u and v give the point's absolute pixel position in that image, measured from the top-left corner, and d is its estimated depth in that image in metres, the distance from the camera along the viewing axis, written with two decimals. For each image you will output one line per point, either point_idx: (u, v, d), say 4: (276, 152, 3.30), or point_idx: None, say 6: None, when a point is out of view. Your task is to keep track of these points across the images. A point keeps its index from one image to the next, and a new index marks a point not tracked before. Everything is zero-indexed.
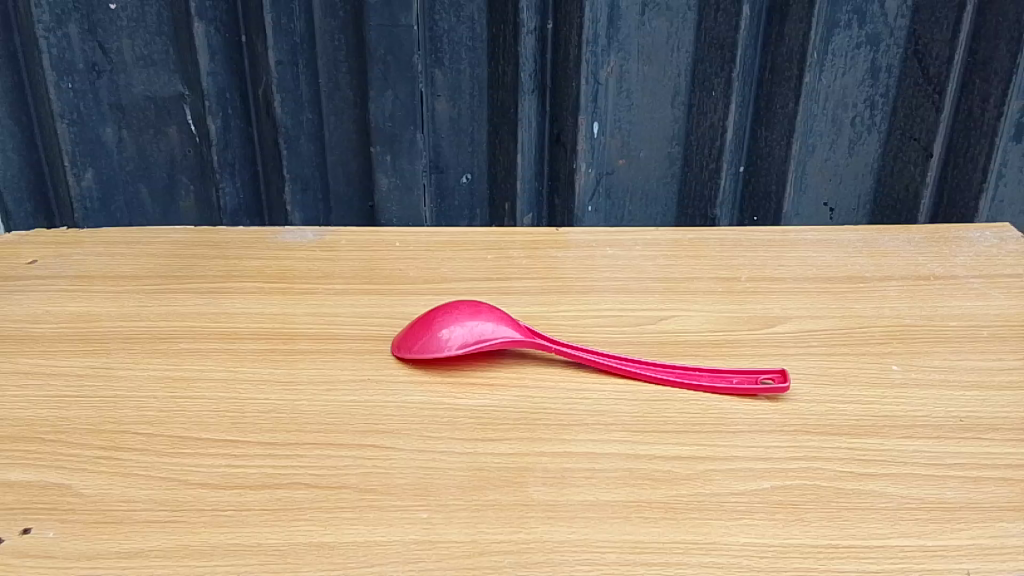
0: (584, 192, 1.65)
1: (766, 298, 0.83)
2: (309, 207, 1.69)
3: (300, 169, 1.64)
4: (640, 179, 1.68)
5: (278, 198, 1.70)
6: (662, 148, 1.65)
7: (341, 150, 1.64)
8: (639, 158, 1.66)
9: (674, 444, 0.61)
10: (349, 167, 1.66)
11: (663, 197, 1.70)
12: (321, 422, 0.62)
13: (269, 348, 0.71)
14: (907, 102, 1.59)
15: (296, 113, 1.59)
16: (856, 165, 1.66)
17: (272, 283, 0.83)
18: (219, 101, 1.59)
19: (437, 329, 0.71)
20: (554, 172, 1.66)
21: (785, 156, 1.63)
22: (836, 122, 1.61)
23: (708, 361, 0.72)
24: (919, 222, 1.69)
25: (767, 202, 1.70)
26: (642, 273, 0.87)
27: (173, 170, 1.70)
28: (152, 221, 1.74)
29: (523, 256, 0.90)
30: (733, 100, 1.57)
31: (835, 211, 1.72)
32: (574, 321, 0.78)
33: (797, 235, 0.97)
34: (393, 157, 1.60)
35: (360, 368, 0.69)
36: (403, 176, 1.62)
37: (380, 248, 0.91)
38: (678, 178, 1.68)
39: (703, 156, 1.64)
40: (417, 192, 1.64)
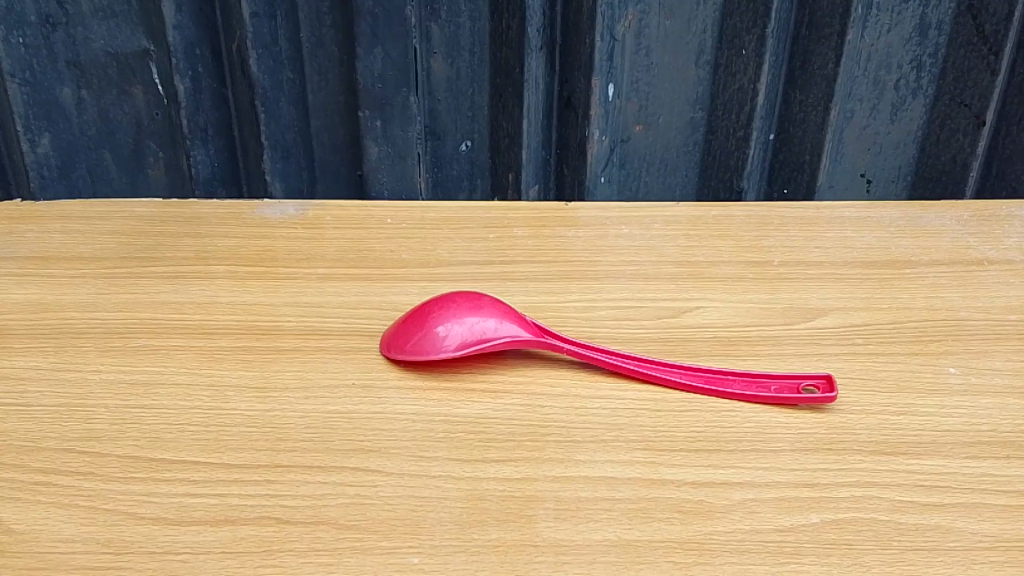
0: (596, 162, 1.54)
1: (802, 285, 0.73)
2: (291, 176, 1.58)
3: (281, 135, 1.52)
4: (658, 147, 1.58)
5: (256, 166, 1.59)
6: (684, 112, 1.54)
7: (328, 113, 1.53)
8: (657, 125, 1.55)
9: (705, 467, 0.53)
10: (337, 134, 1.55)
11: (682, 168, 1.61)
12: (297, 440, 0.53)
13: (241, 345, 0.63)
14: (958, 64, 1.46)
15: (275, 72, 1.46)
16: (898, 132, 1.54)
17: (247, 266, 0.74)
18: (187, 58, 1.47)
19: (432, 325, 0.62)
20: (563, 141, 1.55)
21: (820, 122, 1.51)
22: (877, 85, 1.48)
23: (741, 363, 0.63)
24: (965, 195, 1.58)
25: (799, 174, 1.59)
26: (662, 256, 0.78)
27: (139, 135, 1.60)
28: (118, 190, 1.66)
29: (528, 235, 0.81)
30: (765, 61, 1.44)
31: (872, 182, 1.61)
32: (588, 314, 0.68)
33: (834, 211, 0.87)
34: (384, 122, 1.49)
35: (343, 371, 0.60)
36: (395, 144, 1.51)
37: (370, 224, 0.82)
38: (701, 146, 1.58)
39: (730, 123, 1.53)
40: (411, 161, 1.54)
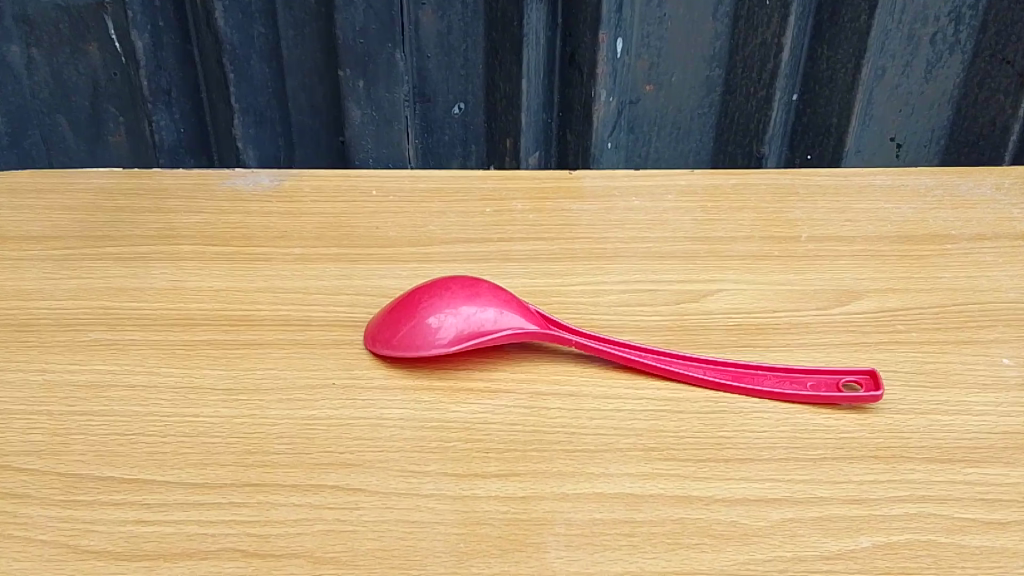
0: (603, 125, 1.39)
1: (833, 264, 0.66)
2: (265, 143, 1.45)
3: (252, 99, 1.40)
4: (670, 109, 1.44)
5: (225, 134, 1.47)
6: (700, 70, 1.40)
7: (304, 73, 1.40)
8: (669, 84, 1.41)
9: (736, 480, 0.46)
10: (316, 95, 1.43)
11: (696, 130, 1.46)
12: (268, 454, 0.46)
13: (205, 338, 0.55)
14: (1001, 15, 1.30)
15: (245, 27, 1.33)
16: (932, 93, 1.39)
17: (215, 244, 0.66)
18: (145, 11, 1.34)
19: (422, 315, 0.54)
20: (566, 103, 1.40)
21: (851, 81, 1.34)
22: (911, 40, 1.32)
23: (771, 355, 0.56)
24: (1005, 161, 1.41)
25: (826, 138, 1.41)
26: (678, 231, 0.70)
27: (96, 97, 1.49)
28: (76, 159, 1.56)
29: (528, 209, 0.73)
30: (791, 12, 1.29)
31: (902, 147, 1.46)
32: (597, 299, 0.61)
33: (863, 181, 0.79)
34: (367, 82, 1.37)
35: (322, 368, 0.53)
36: (380, 106, 1.40)
37: (353, 196, 0.73)
38: (717, 108, 1.44)
39: (750, 81, 1.38)
40: (398, 126, 1.42)
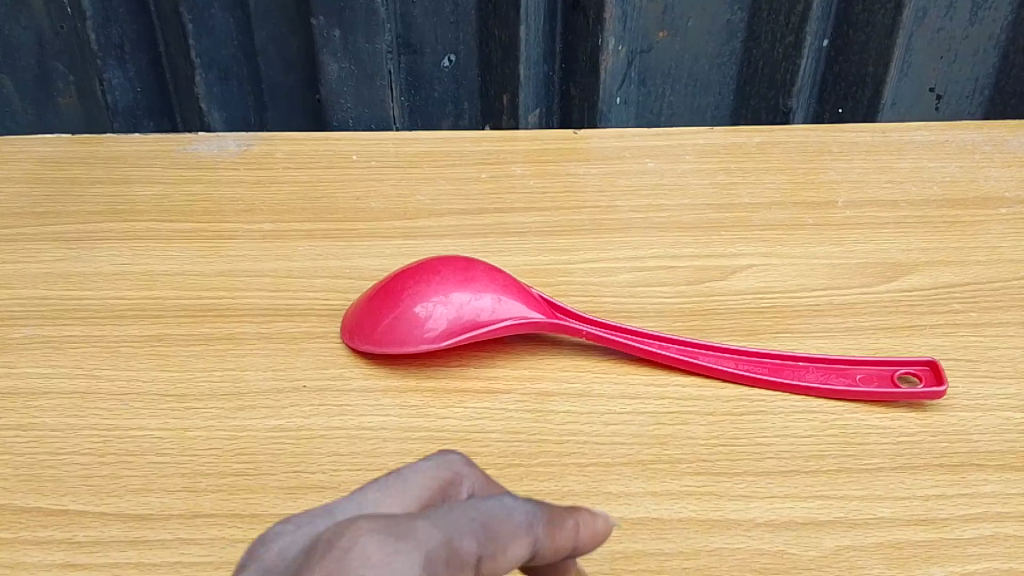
0: (614, 79, 1.04)
1: (875, 233, 0.58)
2: (232, 103, 1.09)
3: (216, 53, 1.04)
4: (687, 58, 1.06)
5: (188, 92, 1.08)
6: (718, 14, 1.03)
7: (275, 20, 1.04)
8: (686, 31, 1.04)
9: (780, 499, 0.39)
10: (289, 48, 1.07)
11: (714, 85, 1.09)
12: (225, 477, 0.39)
13: (155, 332, 0.47)
14: None
15: None
16: (977, 37, 1.01)
17: (172, 220, 0.57)
18: None
19: (410, 305, 0.47)
20: (570, 54, 1.05)
21: (891, 21, 0.97)
22: None
23: (812, 341, 0.48)
24: None
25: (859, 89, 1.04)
26: (698, 198, 0.62)
27: (43, 55, 1.15)
28: (23, 127, 1.22)
29: (529, 175, 0.65)
30: None
31: (942, 99, 1.06)
32: (609, 279, 0.53)
33: (905, 136, 0.70)
34: (343, 31, 1.01)
35: (291, 366, 0.45)
36: (360, 59, 1.03)
37: (330, 162, 0.65)
38: (739, 55, 1.07)
39: (777, 23, 1.02)
40: (380, 82, 1.06)
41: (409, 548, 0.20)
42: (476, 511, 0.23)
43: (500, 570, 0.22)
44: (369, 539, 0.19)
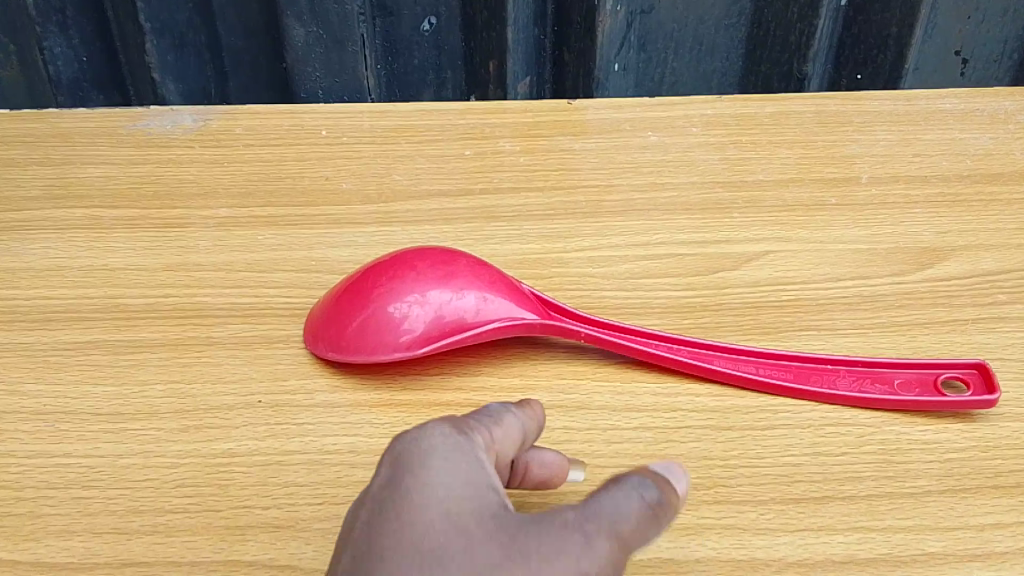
0: (609, 40, 0.89)
1: (906, 212, 0.52)
2: (185, 75, 0.92)
3: (165, 16, 0.87)
4: (692, 19, 0.92)
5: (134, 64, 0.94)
6: None
7: None
8: None
9: (813, 533, 0.34)
10: (251, 9, 0.90)
11: (720, 48, 0.95)
12: (164, 514, 0.33)
13: (88, 339, 0.41)
14: None
15: None
16: None
17: (115, 205, 0.51)
18: None
19: (382, 305, 0.40)
20: (563, 13, 0.90)
21: None
22: None
23: (841, 340, 0.43)
24: None
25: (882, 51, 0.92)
26: (706, 175, 0.56)
27: None
28: None
29: (518, 150, 0.58)
30: None
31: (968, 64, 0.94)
32: (609, 269, 0.47)
33: (931, 104, 0.64)
34: None
35: (245, 377, 0.39)
36: (329, 22, 0.87)
37: (296, 139, 0.58)
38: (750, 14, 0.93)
39: None
40: (353, 48, 0.89)
41: (436, 424, 0.27)
42: (473, 416, 0.30)
43: (507, 443, 0.30)
44: (409, 433, 0.27)
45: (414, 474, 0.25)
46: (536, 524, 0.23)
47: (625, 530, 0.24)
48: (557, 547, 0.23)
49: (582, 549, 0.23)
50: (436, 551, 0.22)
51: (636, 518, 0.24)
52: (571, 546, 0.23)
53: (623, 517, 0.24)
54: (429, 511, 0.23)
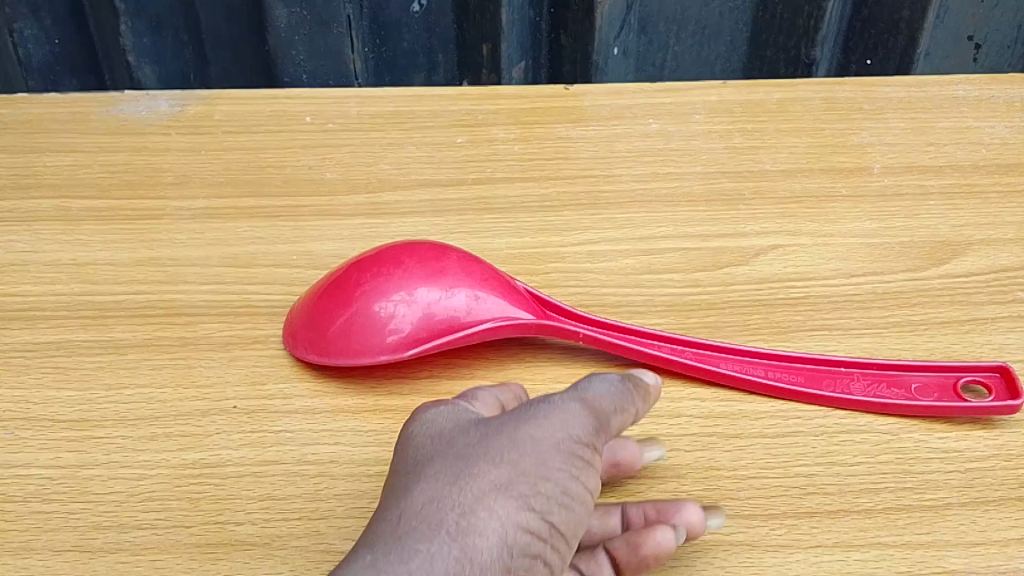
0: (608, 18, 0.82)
1: (921, 205, 0.50)
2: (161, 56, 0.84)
3: None
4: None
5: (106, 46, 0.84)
6: None
7: None
8: None
9: (828, 550, 0.31)
10: None
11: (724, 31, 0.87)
12: (128, 530, 0.31)
13: (54, 339, 0.39)
14: None
15: None
16: None
17: (87, 195, 0.48)
18: None
19: (366, 306, 0.37)
20: None
21: None
22: None
23: (855, 340, 0.40)
24: None
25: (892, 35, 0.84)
26: (711, 165, 0.53)
27: None
28: None
29: (513, 138, 0.56)
30: None
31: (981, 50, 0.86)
32: (609, 264, 0.45)
33: (944, 91, 0.61)
34: None
35: (220, 380, 0.37)
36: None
37: (280, 127, 0.55)
38: None
39: None
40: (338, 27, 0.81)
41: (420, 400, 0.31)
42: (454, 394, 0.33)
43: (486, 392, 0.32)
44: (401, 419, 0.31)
45: (407, 436, 0.28)
46: (514, 413, 0.27)
47: (590, 397, 0.28)
48: (531, 416, 0.27)
49: (553, 413, 0.27)
50: (432, 455, 0.26)
51: (599, 390, 0.28)
52: (542, 413, 0.27)
53: (586, 391, 0.28)
54: (420, 451, 0.27)
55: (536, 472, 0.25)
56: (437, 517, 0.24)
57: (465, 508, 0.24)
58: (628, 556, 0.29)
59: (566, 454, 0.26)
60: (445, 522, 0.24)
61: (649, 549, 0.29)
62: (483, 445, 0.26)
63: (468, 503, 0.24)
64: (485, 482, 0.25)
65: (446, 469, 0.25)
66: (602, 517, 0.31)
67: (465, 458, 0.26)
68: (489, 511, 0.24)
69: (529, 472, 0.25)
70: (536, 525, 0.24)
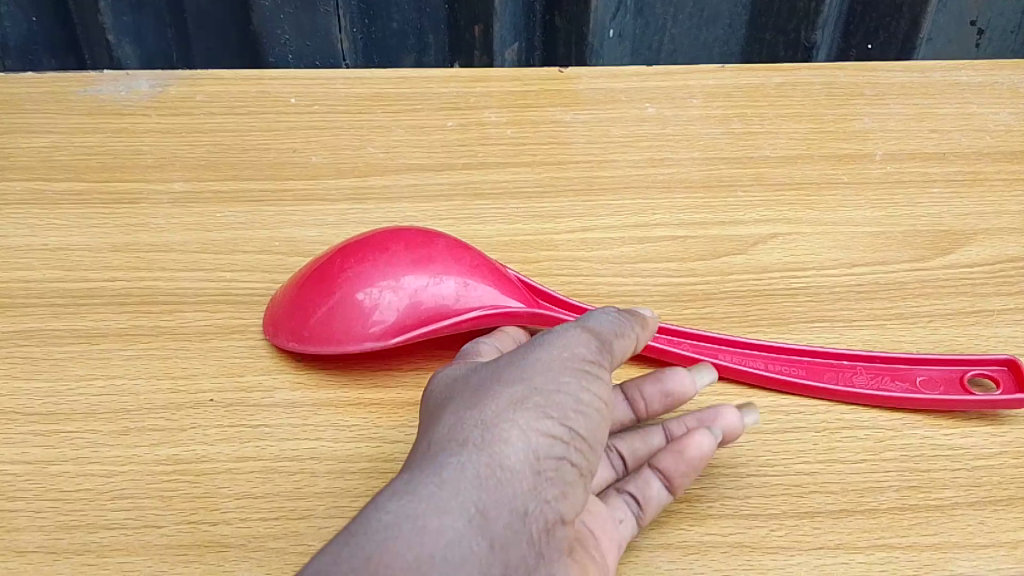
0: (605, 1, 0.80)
1: (924, 192, 0.48)
2: (145, 35, 0.82)
3: None
4: None
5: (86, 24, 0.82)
6: None
7: None
8: None
9: (830, 552, 0.30)
10: None
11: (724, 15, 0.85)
12: (97, 531, 0.29)
13: (22, 328, 0.37)
14: None
15: None
16: None
17: (61, 178, 0.46)
18: None
19: (351, 294, 0.36)
20: None
21: None
22: None
23: (857, 333, 0.39)
24: None
25: (895, 21, 0.82)
26: (709, 150, 0.52)
27: None
28: None
29: (506, 122, 0.54)
30: None
31: (983, 35, 0.84)
32: (604, 252, 0.43)
33: (948, 76, 0.60)
34: None
35: (197, 371, 0.35)
36: None
37: (264, 108, 0.54)
38: None
39: None
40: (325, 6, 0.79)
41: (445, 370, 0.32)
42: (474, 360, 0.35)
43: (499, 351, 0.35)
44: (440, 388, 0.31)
45: (428, 389, 0.29)
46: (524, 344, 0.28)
47: (592, 324, 0.29)
48: (539, 341, 0.27)
49: (559, 337, 0.28)
50: (451, 392, 0.27)
51: (602, 319, 0.29)
52: (551, 338, 0.27)
53: (591, 321, 0.29)
54: (438, 396, 0.28)
55: (551, 384, 0.26)
56: (462, 436, 0.25)
57: (486, 423, 0.25)
58: (670, 466, 0.31)
59: (580, 368, 0.26)
60: (470, 437, 0.24)
61: (689, 456, 0.31)
62: (497, 372, 0.27)
63: (487, 418, 0.25)
64: (505, 397, 0.25)
65: (464, 396, 0.26)
66: (647, 441, 0.33)
67: (483, 383, 0.26)
68: (514, 420, 0.25)
69: (546, 384, 0.26)
70: (559, 431, 0.25)
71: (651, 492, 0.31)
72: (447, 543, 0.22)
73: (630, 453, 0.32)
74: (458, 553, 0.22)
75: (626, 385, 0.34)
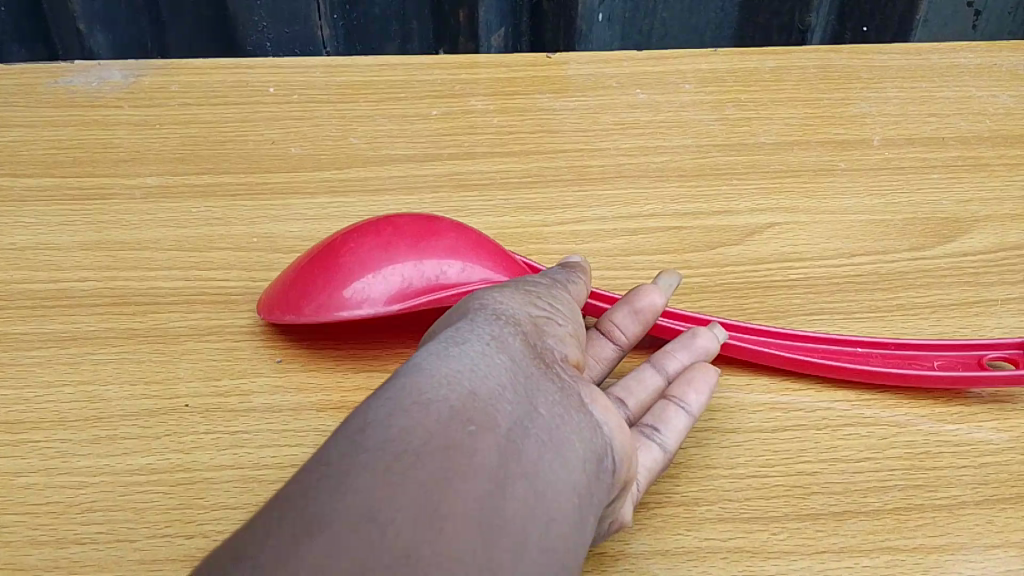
0: None
1: (923, 179, 0.47)
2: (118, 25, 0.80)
3: None
4: None
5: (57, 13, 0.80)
6: None
7: None
8: None
9: (833, 556, 0.29)
10: None
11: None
12: (65, 547, 0.28)
13: None
14: None
15: None
16: None
17: (30, 174, 0.45)
18: None
19: (353, 289, 0.34)
20: None
21: None
22: None
23: (858, 325, 0.38)
24: None
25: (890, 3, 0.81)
26: (701, 137, 0.50)
27: None
28: None
29: (492, 110, 0.52)
30: None
31: (979, 16, 0.83)
32: (594, 244, 0.42)
33: (945, 59, 0.58)
34: None
35: (172, 375, 0.34)
36: None
37: (241, 99, 0.52)
38: None
39: None
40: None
41: None
42: None
43: None
44: None
45: None
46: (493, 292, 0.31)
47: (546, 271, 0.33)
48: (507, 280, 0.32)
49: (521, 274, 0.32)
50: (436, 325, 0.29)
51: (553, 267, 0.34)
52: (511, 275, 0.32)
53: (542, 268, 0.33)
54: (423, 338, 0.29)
55: (525, 284, 0.30)
56: (459, 314, 0.27)
57: (477, 302, 0.27)
58: (682, 391, 0.32)
59: (539, 280, 0.31)
60: (468, 310, 0.27)
61: (697, 387, 0.32)
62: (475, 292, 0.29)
63: (477, 299, 0.27)
64: (482, 292, 0.28)
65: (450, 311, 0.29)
66: (643, 381, 0.32)
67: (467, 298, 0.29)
68: (476, 301, 0.27)
69: (521, 284, 0.30)
70: (541, 302, 0.28)
71: (671, 420, 0.31)
72: (474, 355, 0.23)
73: (630, 398, 0.32)
74: (486, 360, 0.23)
75: (602, 323, 0.34)
